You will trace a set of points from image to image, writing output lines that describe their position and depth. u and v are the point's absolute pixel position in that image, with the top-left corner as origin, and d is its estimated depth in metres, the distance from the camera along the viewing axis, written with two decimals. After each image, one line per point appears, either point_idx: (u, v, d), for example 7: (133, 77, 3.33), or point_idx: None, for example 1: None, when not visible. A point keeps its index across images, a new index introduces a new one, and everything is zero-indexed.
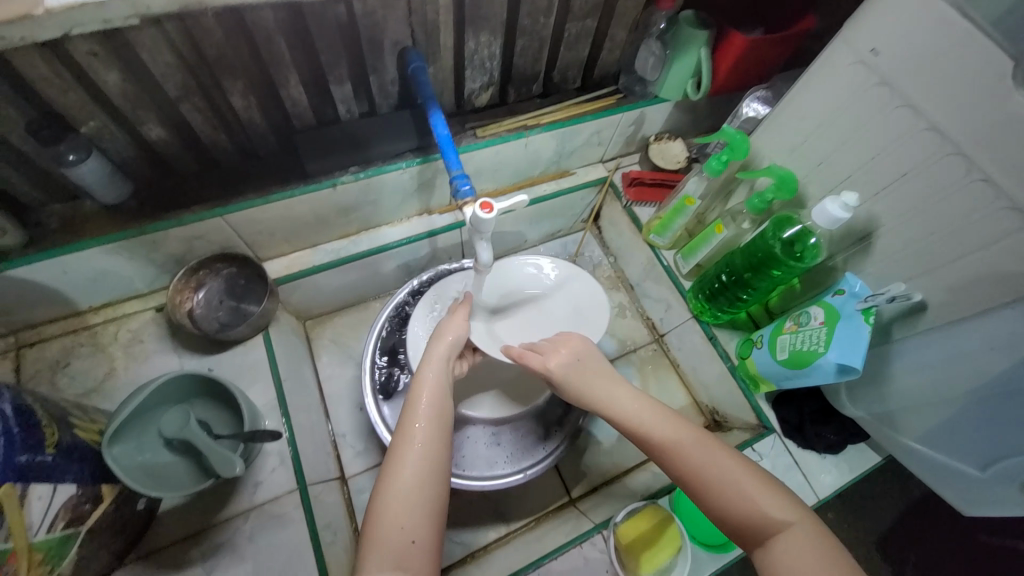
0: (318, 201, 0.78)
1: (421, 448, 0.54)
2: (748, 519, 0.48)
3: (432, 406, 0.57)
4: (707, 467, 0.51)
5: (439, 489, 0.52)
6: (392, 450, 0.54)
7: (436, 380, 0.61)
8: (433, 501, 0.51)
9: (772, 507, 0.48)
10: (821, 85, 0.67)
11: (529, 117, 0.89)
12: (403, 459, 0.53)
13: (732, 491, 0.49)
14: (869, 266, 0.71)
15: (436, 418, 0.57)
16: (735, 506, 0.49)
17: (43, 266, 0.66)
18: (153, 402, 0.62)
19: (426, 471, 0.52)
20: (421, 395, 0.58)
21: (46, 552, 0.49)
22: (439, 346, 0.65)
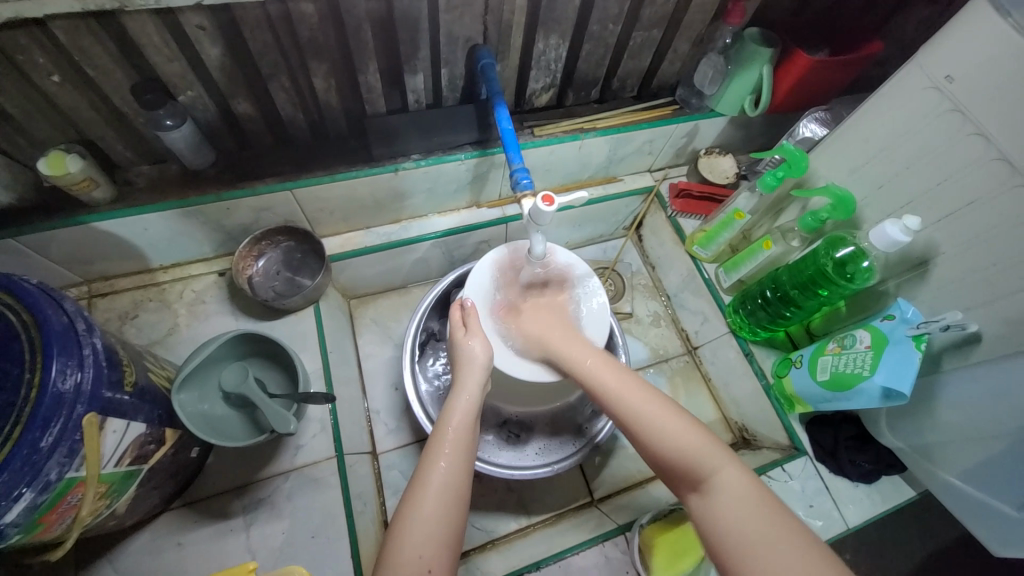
0: (379, 183, 0.82)
1: (444, 476, 0.55)
2: (678, 459, 0.52)
3: (458, 429, 0.59)
4: (643, 414, 0.56)
5: (457, 514, 0.54)
6: (416, 474, 0.56)
7: (469, 404, 0.62)
8: (450, 525, 0.53)
9: (702, 447, 0.52)
10: (890, 107, 0.66)
11: (586, 120, 0.91)
12: (426, 485, 0.54)
13: (661, 434, 0.54)
14: (923, 293, 0.70)
15: (462, 444, 0.58)
16: (663, 450, 0.53)
17: (126, 221, 0.71)
18: (214, 358, 0.66)
19: (447, 496, 0.54)
20: (453, 422, 0.60)
21: (110, 486, 0.53)
22: (473, 363, 0.65)
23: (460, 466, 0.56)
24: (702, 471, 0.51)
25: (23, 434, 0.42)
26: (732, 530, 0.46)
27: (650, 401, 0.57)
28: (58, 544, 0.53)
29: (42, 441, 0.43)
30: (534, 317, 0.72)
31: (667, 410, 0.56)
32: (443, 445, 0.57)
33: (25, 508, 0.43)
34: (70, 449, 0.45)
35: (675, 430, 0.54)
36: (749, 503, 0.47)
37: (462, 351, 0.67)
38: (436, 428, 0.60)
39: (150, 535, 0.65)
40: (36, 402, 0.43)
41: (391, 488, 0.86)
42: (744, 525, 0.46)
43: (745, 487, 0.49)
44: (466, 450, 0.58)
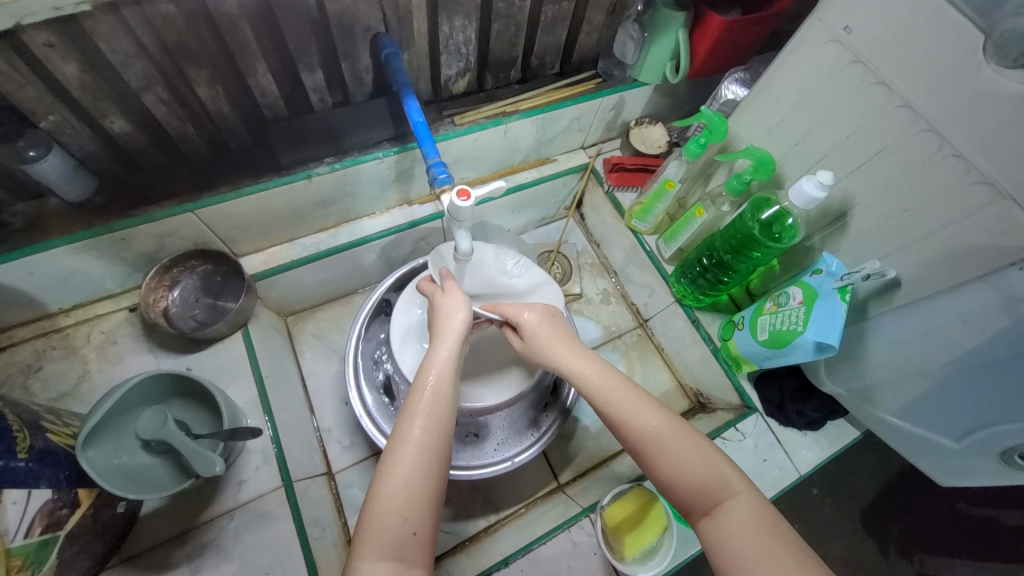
0: (292, 193, 0.76)
1: (423, 435, 0.51)
2: (688, 478, 0.51)
3: (438, 388, 0.54)
4: (670, 442, 0.53)
5: (435, 479, 0.50)
6: (393, 433, 0.51)
7: (451, 359, 0.57)
8: (428, 488, 0.50)
9: (730, 474, 0.51)
10: (797, 63, 0.66)
11: (508, 103, 0.87)
12: (402, 444, 0.50)
13: (670, 450, 0.52)
14: (845, 244, 0.71)
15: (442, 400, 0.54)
16: (682, 469, 0.52)
17: (7, 268, 0.63)
18: (127, 404, 0.60)
19: (425, 461, 0.50)
20: (433, 379, 0.54)
21: (25, 558, 0.49)
22: (452, 321, 0.60)
23: (442, 429, 0.52)
24: (719, 495, 0.50)
25: None
26: (738, 549, 0.47)
27: (677, 426, 0.54)
28: None
29: None
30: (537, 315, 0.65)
31: (670, 425, 0.54)
32: (423, 405, 0.52)
33: None
34: None
35: (679, 448, 0.52)
36: (765, 532, 0.47)
37: (441, 308, 0.62)
38: (412, 389, 0.54)
39: None
40: None
41: (352, 505, 0.83)
42: (754, 550, 0.46)
43: (758, 514, 0.48)
44: (447, 414, 0.53)
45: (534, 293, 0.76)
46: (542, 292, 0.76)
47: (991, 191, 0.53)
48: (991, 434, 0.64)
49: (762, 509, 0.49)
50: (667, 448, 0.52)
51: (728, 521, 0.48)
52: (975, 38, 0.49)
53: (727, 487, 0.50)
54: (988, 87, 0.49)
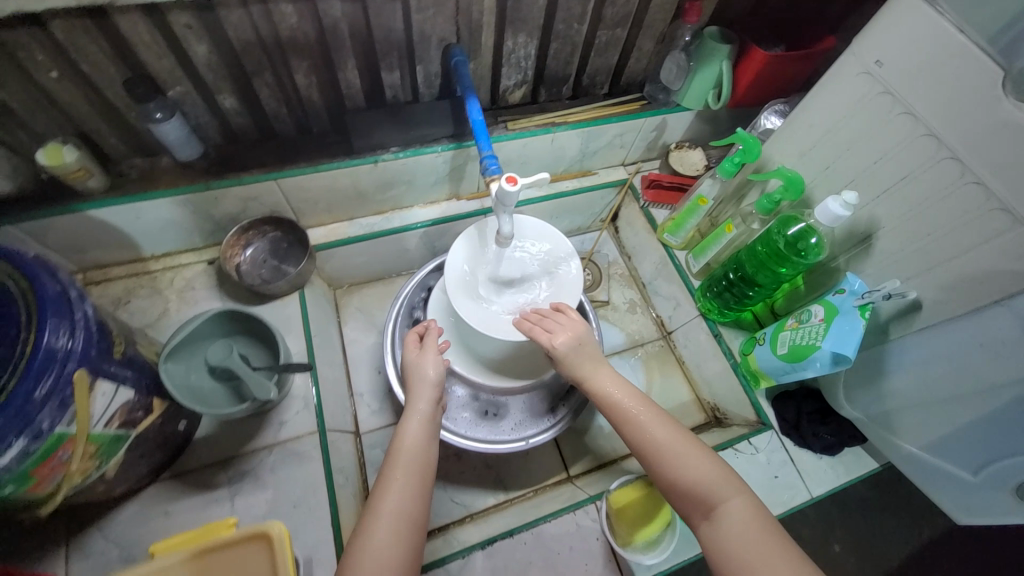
0: (359, 175, 0.86)
1: (397, 504, 0.57)
2: (687, 487, 0.56)
3: (411, 456, 0.62)
4: (665, 447, 0.59)
5: (411, 542, 0.56)
6: (369, 502, 0.58)
7: (420, 429, 0.65)
8: (402, 553, 0.54)
9: (720, 476, 0.56)
10: (830, 94, 0.71)
11: (557, 115, 0.96)
12: (377, 515, 0.56)
13: (672, 461, 0.58)
14: (869, 267, 0.74)
15: (415, 469, 0.61)
16: (682, 473, 0.57)
17: (119, 210, 0.75)
18: (198, 335, 0.69)
19: (399, 524, 0.56)
20: (406, 449, 0.62)
21: (100, 447, 0.55)
22: (424, 384, 0.68)
23: (413, 492, 0.59)
24: (714, 500, 0.54)
25: (18, 384, 0.44)
26: (737, 549, 0.51)
27: (668, 428, 0.60)
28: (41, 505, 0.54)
29: (35, 392, 0.45)
30: (570, 340, 0.67)
31: (674, 427, 0.61)
32: (395, 473, 0.60)
33: (17, 454, 0.45)
34: (61, 401, 0.47)
35: (677, 449, 0.58)
36: (755, 530, 0.51)
37: (415, 370, 0.70)
38: (388, 458, 0.62)
39: (138, 505, 0.68)
40: (30, 355, 0.45)
41: (373, 466, 0.89)
42: (749, 553, 0.50)
43: (754, 516, 0.53)
44: (420, 483, 0.60)
45: (559, 277, 0.76)
46: (565, 285, 0.75)
47: (1009, 218, 0.56)
48: (1008, 466, 0.65)
49: (755, 510, 0.53)
50: (663, 457, 0.58)
51: (724, 524, 0.53)
52: (995, 74, 0.53)
53: (719, 491, 0.55)
54: (1006, 120, 0.53)
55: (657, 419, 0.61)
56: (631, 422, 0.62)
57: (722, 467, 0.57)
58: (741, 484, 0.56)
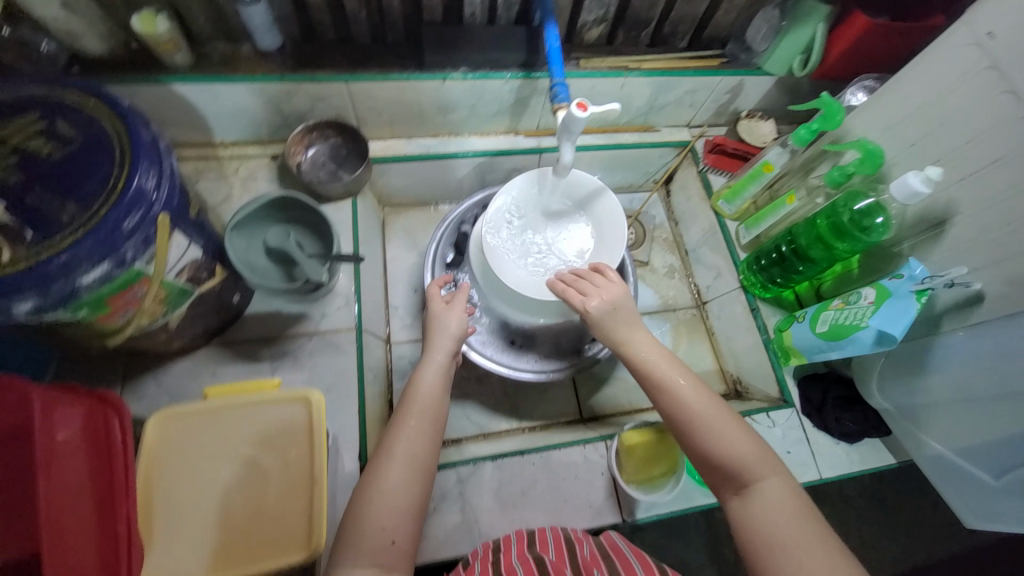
0: (426, 91, 0.87)
1: (410, 448, 0.58)
2: (721, 461, 0.56)
3: (426, 403, 0.63)
4: (700, 419, 0.58)
5: (421, 484, 0.57)
6: (382, 445, 0.59)
7: (438, 376, 0.66)
8: (412, 495, 0.56)
9: (755, 456, 0.55)
10: (932, 65, 0.67)
11: (632, 60, 0.93)
12: (392, 456, 0.57)
13: (707, 435, 0.57)
14: (935, 253, 0.72)
15: (428, 415, 0.63)
16: (716, 447, 0.56)
17: (200, 89, 0.78)
18: (257, 216, 0.73)
19: (412, 468, 0.57)
20: (422, 394, 0.64)
21: (168, 295, 0.60)
22: (444, 335, 0.70)
23: (426, 435, 0.60)
24: (748, 476, 0.54)
25: (110, 211, 0.47)
26: (767, 533, 0.51)
27: (706, 401, 0.59)
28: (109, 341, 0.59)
29: (125, 222, 0.48)
30: (604, 303, 0.67)
31: (711, 399, 0.60)
32: (410, 418, 0.61)
33: (100, 276, 0.49)
34: (145, 237, 0.51)
35: (713, 424, 0.57)
36: (791, 514, 0.51)
37: (438, 321, 0.72)
38: (404, 402, 0.64)
39: (190, 363, 0.74)
40: (121, 189, 0.48)
41: (399, 374, 0.94)
42: (780, 533, 0.50)
43: (788, 498, 0.52)
44: (433, 431, 0.62)
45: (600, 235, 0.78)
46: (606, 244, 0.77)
47: None
48: None
49: (790, 491, 0.53)
50: (698, 434, 0.57)
51: (757, 501, 0.53)
52: None
53: (755, 471, 0.54)
54: None
55: (693, 392, 0.60)
56: (665, 391, 0.61)
57: (759, 445, 0.56)
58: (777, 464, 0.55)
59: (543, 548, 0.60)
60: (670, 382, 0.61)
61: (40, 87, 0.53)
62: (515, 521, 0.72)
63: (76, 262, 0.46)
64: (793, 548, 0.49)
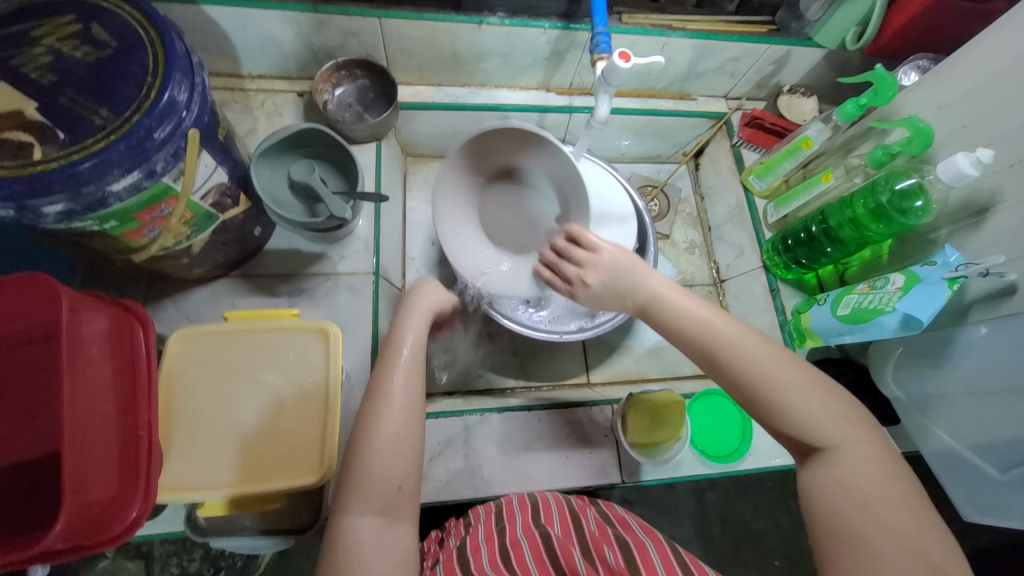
0: (461, 34, 0.84)
1: (403, 395, 0.54)
2: (797, 427, 0.48)
3: (412, 351, 0.59)
4: (771, 379, 0.50)
5: (416, 434, 0.54)
6: (370, 393, 0.55)
7: (421, 331, 0.62)
8: (409, 448, 0.53)
9: (836, 421, 0.47)
10: (998, 41, 0.63)
11: (676, 20, 0.89)
12: (387, 405, 0.53)
13: (783, 398, 0.49)
14: (972, 242, 0.70)
15: (416, 363, 0.58)
16: (790, 413, 0.49)
17: (231, 13, 0.76)
18: (283, 147, 0.72)
19: (408, 415, 0.54)
20: (405, 346, 0.59)
21: (193, 217, 0.60)
22: (428, 299, 0.66)
23: (417, 383, 0.56)
24: (828, 445, 0.47)
25: (141, 119, 0.47)
26: (847, 510, 0.44)
27: (775, 358, 0.51)
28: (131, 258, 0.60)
29: (156, 132, 0.48)
30: (602, 279, 0.64)
31: (780, 354, 0.52)
32: (398, 367, 0.56)
33: (130, 186, 0.49)
34: (174, 151, 0.50)
35: (789, 384, 0.49)
36: (880, 487, 0.44)
37: (420, 286, 0.69)
38: (386, 353, 0.59)
39: (209, 291, 0.75)
40: (154, 98, 0.47)
41: None
42: (872, 513, 0.43)
43: (878, 470, 0.45)
44: (420, 379, 0.57)
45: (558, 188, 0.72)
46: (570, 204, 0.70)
47: None
48: None
49: (879, 462, 0.45)
50: (772, 400, 0.49)
51: (839, 474, 0.45)
52: None
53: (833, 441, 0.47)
54: None
55: (761, 352, 0.51)
56: (721, 347, 0.53)
57: (842, 409, 0.48)
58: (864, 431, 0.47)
59: (548, 522, 0.60)
60: (732, 342, 0.53)
61: None
62: (517, 473, 0.74)
63: (108, 168, 0.46)
64: (886, 533, 0.41)
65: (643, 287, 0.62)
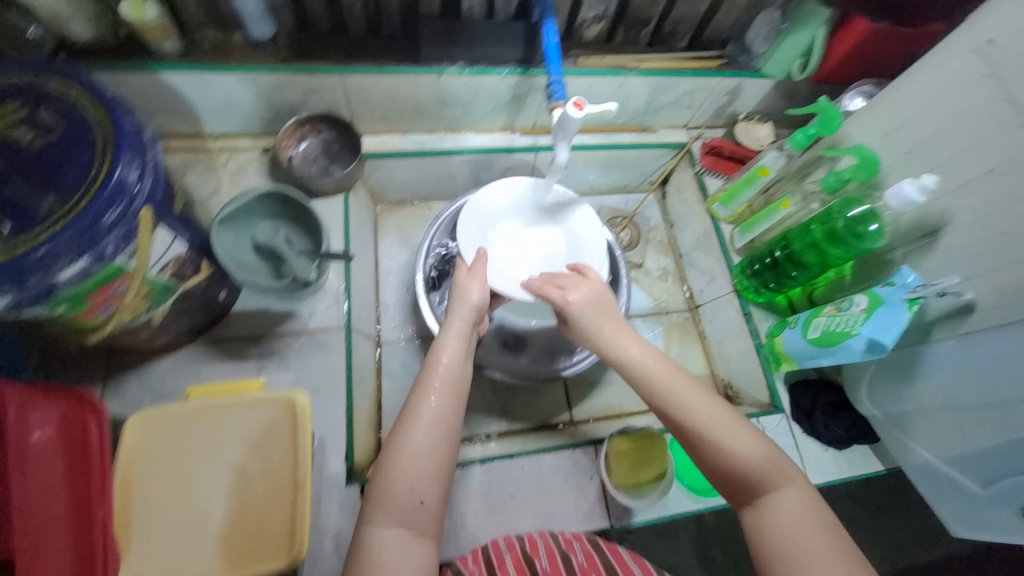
0: (422, 85, 0.85)
1: (434, 410, 0.54)
2: (735, 472, 0.50)
3: (448, 364, 0.58)
4: (706, 425, 0.52)
5: (447, 449, 0.53)
6: (406, 407, 0.54)
7: (460, 339, 0.61)
8: (441, 465, 0.52)
9: (771, 464, 0.50)
10: (929, 73, 0.66)
11: (630, 59, 0.91)
12: (414, 419, 0.53)
13: (720, 446, 0.51)
14: (927, 262, 0.72)
15: (451, 381, 0.57)
16: (728, 459, 0.51)
17: (189, 78, 0.76)
18: (248, 211, 0.72)
19: (436, 432, 0.52)
20: (444, 360, 0.58)
21: (151, 291, 0.58)
22: (467, 299, 0.65)
23: (452, 402, 0.55)
24: (764, 487, 0.49)
25: (89, 204, 0.46)
26: (791, 547, 0.46)
27: (710, 405, 0.53)
28: (86, 337, 0.58)
29: (104, 216, 0.47)
30: (585, 298, 0.64)
31: (714, 398, 0.54)
32: (433, 382, 0.56)
33: (80, 271, 0.47)
34: (126, 232, 0.49)
35: (724, 433, 0.51)
36: (812, 525, 0.47)
37: (461, 291, 0.67)
38: (425, 365, 0.58)
39: (172, 361, 0.72)
40: (101, 182, 0.47)
41: (388, 374, 0.93)
42: (810, 552, 0.45)
43: (809, 507, 0.48)
44: (456, 393, 0.56)
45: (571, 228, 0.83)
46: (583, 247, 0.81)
47: None
48: (1014, 485, 0.65)
49: (809, 501, 0.48)
50: (710, 447, 0.51)
51: (777, 516, 0.48)
52: None
53: (770, 479, 0.49)
54: None
55: (693, 393, 0.54)
56: (661, 396, 0.55)
57: (770, 446, 0.51)
58: (794, 470, 0.50)
59: (536, 554, 0.60)
60: (672, 389, 0.55)
61: (24, 73, 0.51)
62: (502, 526, 0.72)
63: (55, 255, 0.45)
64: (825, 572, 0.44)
65: (596, 342, 0.61)
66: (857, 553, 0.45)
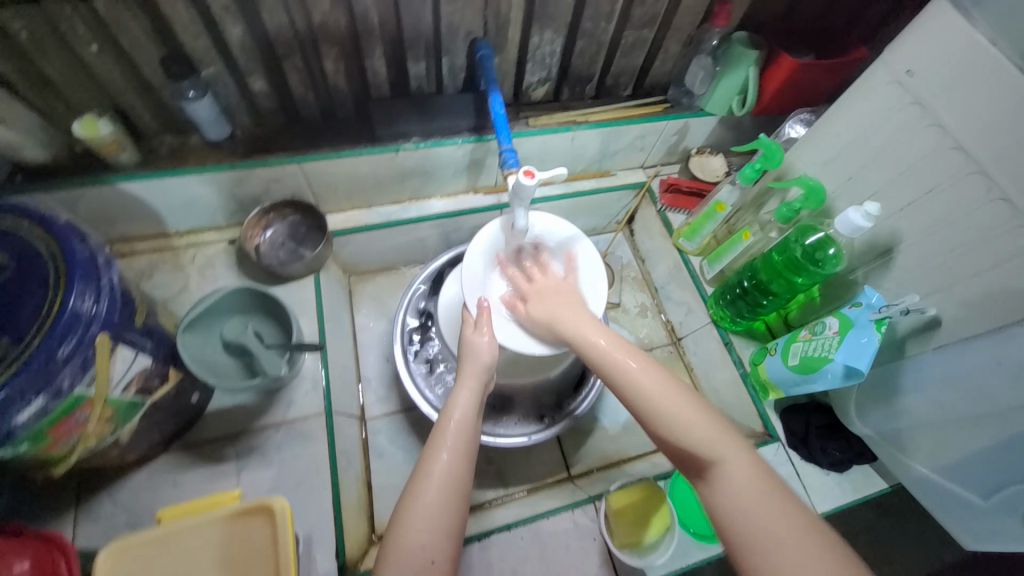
0: (381, 162, 0.88)
1: (448, 466, 0.53)
2: (682, 444, 0.49)
3: (462, 424, 0.57)
4: (652, 396, 0.51)
5: (457, 503, 0.52)
6: (421, 459, 0.55)
7: (472, 399, 0.60)
8: (451, 520, 0.51)
9: (714, 433, 0.48)
10: (857, 104, 0.70)
11: (579, 113, 0.95)
12: (430, 476, 0.52)
13: (669, 417, 0.50)
14: (888, 279, 0.74)
15: (465, 443, 0.56)
16: (677, 433, 0.49)
17: (149, 184, 0.77)
18: (218, 310, 0.72)
19: (450, 488, 0.52)
20: (457, 421, 0.57)
21: (115, 411, 0.57)
22: (478, 362, 0.63)
23: (465, 468, 0.54)
24: (710, 457, 0.47)
25: (42, 341, 0.45)
26: (740, 521, 0.43)
27: (657, 375, 0.53)
28: (49, 468, 0.56)
29: (58, 351, 0.46)
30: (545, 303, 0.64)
31: (659, 370, 0.54)
32: (446, 437, 0.56)
33: (36, 411, 0.46)
34: (83, 361, 0.48)
35: (674, 411, 0.50)
36: (759, 491, 0.44)
37: (470, 345, 0.65)
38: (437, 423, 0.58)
39: (146, 474, 0.70)
40: (54, 317, 0.46)
41: (377, 451, 0.91)
42: (760, 524, 0.42)
43: (759, 476, 0.45)
44: (468, 453, 0.56)
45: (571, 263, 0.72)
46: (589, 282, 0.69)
47: None
48: (1016, 493, 0.64)
49: (755, 467, 0.46)
50: (659, 420, 0.50)
51: (721, 485, 0.46)
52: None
53: (713, 446, 0.47)
54: None
55: (640, 372, 0.53)
56: (613, 374, 0.55)
57: (714, 417, 0.50)
58: (739, 438, 0.49)
59: None
60: (621, 366, 0.55)
61: None
62: None
63: (11, 400, 0.44)
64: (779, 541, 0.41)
65: (580, 338, 0.59)
66: (804, 513, 0.43)
